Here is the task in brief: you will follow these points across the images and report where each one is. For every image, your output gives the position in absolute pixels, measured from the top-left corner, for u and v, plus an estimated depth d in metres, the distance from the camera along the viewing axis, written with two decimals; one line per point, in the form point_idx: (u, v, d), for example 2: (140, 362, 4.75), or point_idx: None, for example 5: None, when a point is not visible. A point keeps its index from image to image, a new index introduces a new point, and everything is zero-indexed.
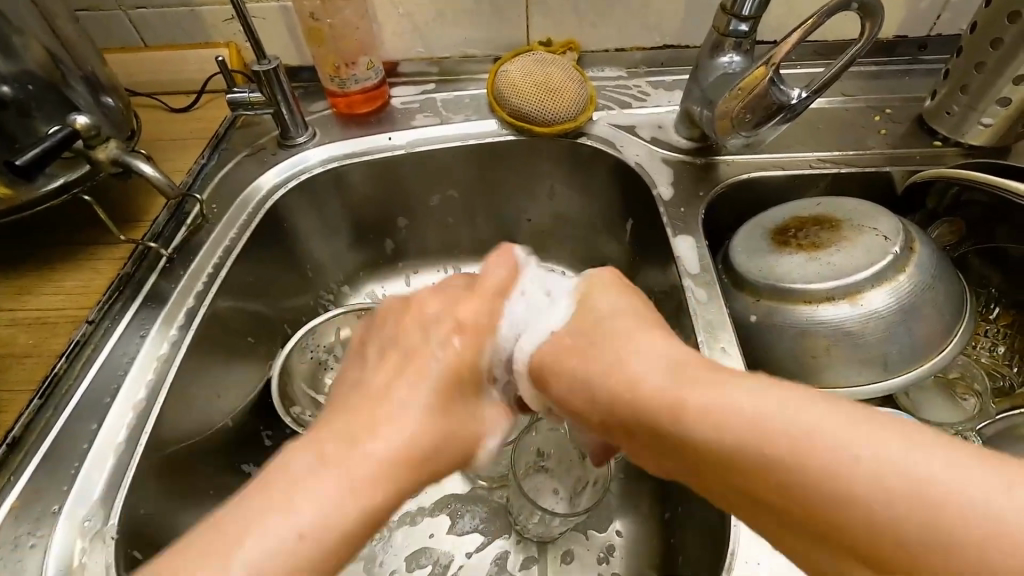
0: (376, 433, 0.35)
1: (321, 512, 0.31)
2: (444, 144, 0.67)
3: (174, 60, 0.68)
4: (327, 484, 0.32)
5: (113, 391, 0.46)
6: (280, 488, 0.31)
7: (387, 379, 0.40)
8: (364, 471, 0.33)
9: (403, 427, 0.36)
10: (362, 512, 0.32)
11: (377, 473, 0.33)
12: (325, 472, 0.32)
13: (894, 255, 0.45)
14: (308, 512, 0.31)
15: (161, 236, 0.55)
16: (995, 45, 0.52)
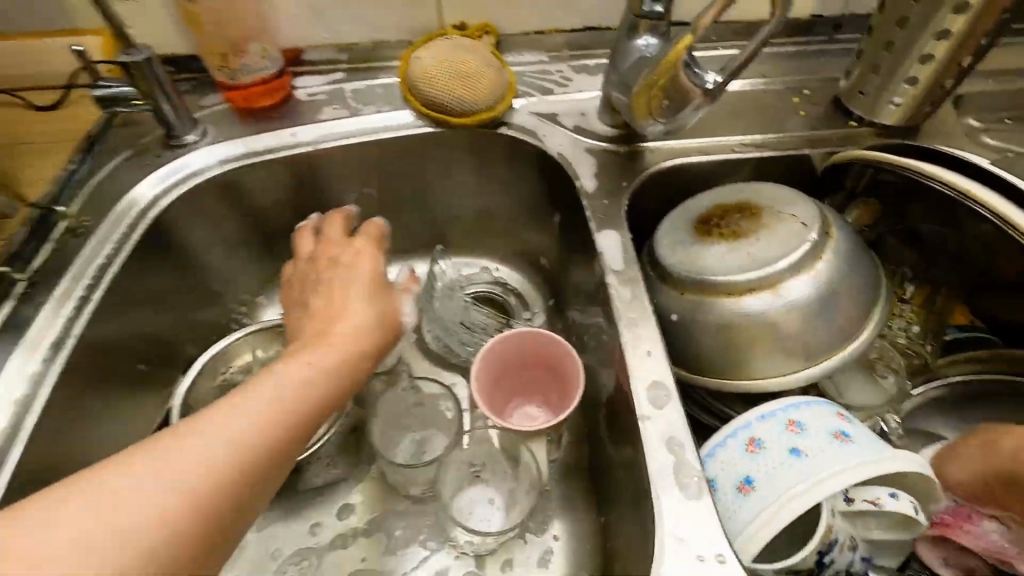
0: (237, 403, 0.35)
1: (161, 488, 0.30)
2: (355, 139, 0.61)
3: (30, 50, 0.59)
4: (201, 434, 0.33)
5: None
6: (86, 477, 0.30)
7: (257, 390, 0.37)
8: (219, 438, 0.33)
9: (270, 396, 0.37)
10: (218, 468, 0.32)
11: (233, 443, 0.33)
12: (200, 423, 0.34)
13: (812, 242, 0.45)
14: (135, 497, 0.29)
15: (19, 257, 0.48)
16: (902, 24, 0.52)
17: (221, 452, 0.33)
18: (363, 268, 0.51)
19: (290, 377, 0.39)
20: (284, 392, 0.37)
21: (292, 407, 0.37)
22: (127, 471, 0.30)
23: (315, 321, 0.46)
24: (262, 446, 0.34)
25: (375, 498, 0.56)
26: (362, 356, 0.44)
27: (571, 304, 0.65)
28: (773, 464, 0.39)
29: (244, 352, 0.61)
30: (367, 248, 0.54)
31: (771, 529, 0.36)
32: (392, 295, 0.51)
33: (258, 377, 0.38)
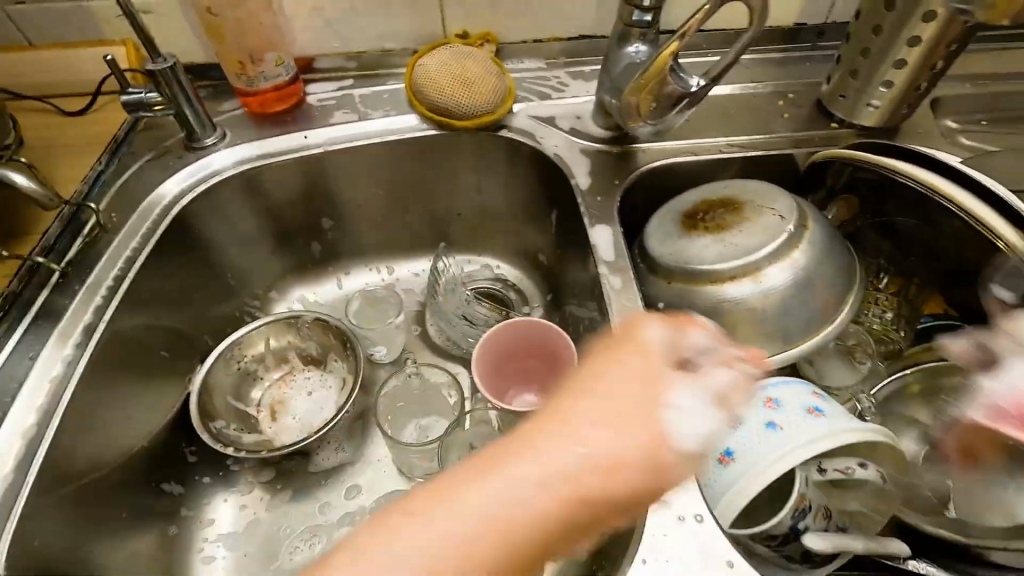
0: (501, 474, 0.30)
1: (445, 560, 0.28)
2: (363, 141, 0.65)
3: (61, 59, 0.64)
4: (429, 521, 0.28)
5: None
6: (400, 516, 0.29)
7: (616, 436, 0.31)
8: (461, 519, 0.28)
9: (554, 457, 0.30)
10: (436, 574, 0.27)
11: (455, 539, 0.28)
12: (424, 514, 0.29)
13: (789, 233, 0.48)
14: (391, 559, 0.27)
15: (53, 249, 0.51)
16: (877, 32, 0.56)
17: (446, 539, 0.28)
18: (634, 364, 0.34)
19: (606, 439, 0.31)
20: (570, 465, 0.30)
21: (587, 488, 0.30)
22: (384, 534, 0.28)
23: (614, 387, 0.33)
24: (552, 521, 0.29)
25: (381, 479, 0.59)
26: (627, 465, 0.31)
27: (566, 298, 0.68)
28: (752, 437, 0.42)
29: (259, 342, 0.64)
30: (617, 345, 0.35)
31: (746, 494, 0.40)
32: (667, 379, 0.33)
33: (572, 419, 0.31)
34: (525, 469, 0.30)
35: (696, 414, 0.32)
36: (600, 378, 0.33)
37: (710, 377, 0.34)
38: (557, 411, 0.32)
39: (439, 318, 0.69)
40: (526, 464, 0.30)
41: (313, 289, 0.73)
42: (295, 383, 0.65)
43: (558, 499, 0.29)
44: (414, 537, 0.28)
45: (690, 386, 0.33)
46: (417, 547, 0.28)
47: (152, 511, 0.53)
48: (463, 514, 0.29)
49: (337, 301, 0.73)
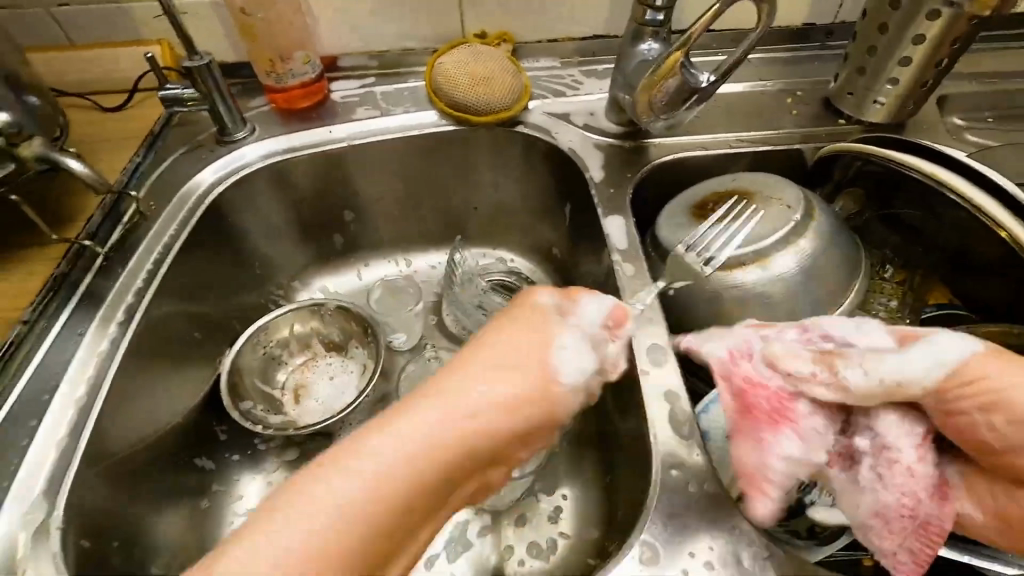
0: (416, 412, 0.34)
1: (385, 475, 0.32)
2: (385, 135, 0.68)
3: (101, 57, 0.67)
4: (375, 446, 0.32)
5: (40, 413, 0.43)
6: (346, 454, 0.32)
7: (452, 385, 0.35)
8: (399, 454, 0.32)
9: (449, 406, 0.34)
10: (393, 492, 0.31)
11: (404, 463, 0.32)
12: (375, 438, 0.33)
13: (796, 222, 0.50)
14: (356, 488, 0.31)
15: (96, 235, 0.54)
16: (882, 30, 0.58)
17: (393, 467, 0.32)
18: (533, 338, 0.37)
19: (510, 387, 0.35)
20: (491, 407, 0.34)
21: (502, 426, 0.35)
22: (329, 468, 0.32)
23: (473, 363, 0.36)
24: (418, 478, 0.32)
25: None
26: (523, 406, 0.35)
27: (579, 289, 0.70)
28: None
29: (284, 328, 0.67)
30: (514, 315, 0.40)
31: None
32: (550, 337, 0.38)
33: (483, 370, 0.36)
34: (424, 417, 0.34)
35: (575, 356, 0.38)
36: (510, 343, 0.37)
37: (593, 332, 0.40)
38: (461, 363, 0.36)
39: (455, 307, 0.71)
40: (404, 427, 0.33)
41: (333, 279, 0.76)
42: (318, 368, 0.68)
43: (484, 434, 0.34)
44: (370, 459, 0.32)
45: (573, 335, 0.39)
46: (377, 470, 0.32)
47: (186, 485, 0.56)
48: (391, 444, 0.33)
49: (356, 291, 0.76)
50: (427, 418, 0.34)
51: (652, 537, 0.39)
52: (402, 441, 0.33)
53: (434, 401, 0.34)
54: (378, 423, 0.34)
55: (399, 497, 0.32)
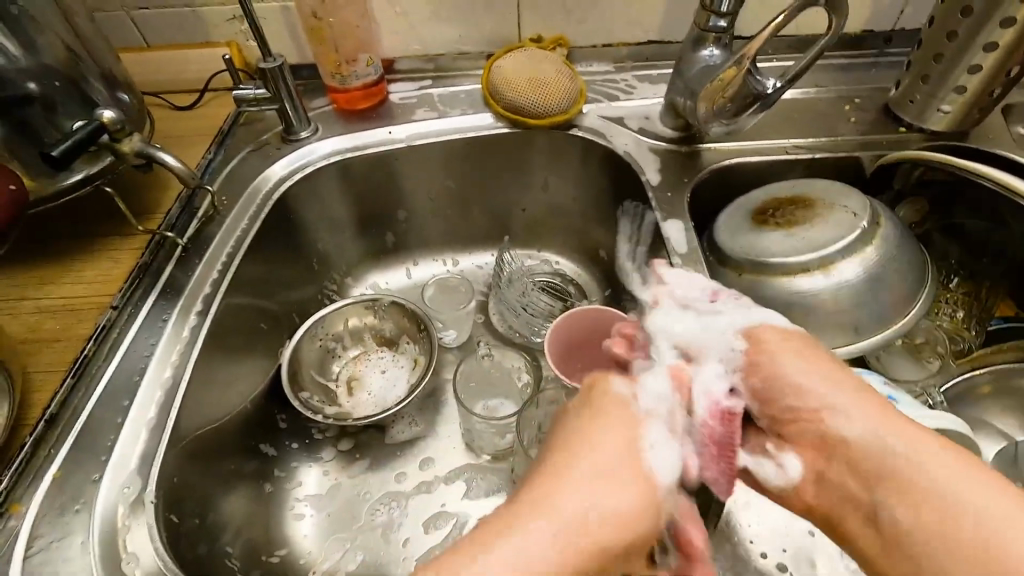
0: (557, 503, 0.34)
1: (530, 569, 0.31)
2: (443, 137, 0.69)
3: (174, 58, 0.70)
4: (532, 535, 0.32)
5: (131, 394, 0.46)
6: (491, 535, 0.33)
7: (583, 464, 0.36)
8: (537, 552, 0.32)
9: (578, 506, 0.34)
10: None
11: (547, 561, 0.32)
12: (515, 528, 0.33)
13: (863, 229, 0.50)
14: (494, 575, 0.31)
15: (175, 227, 0.56)
16: (950, 38, 0.57)
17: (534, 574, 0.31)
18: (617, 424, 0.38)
19: (626, 479, 0.35)
20: (597, 491, 0.35)
21: (614, 518, 0.34)
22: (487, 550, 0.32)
23: (579, 454, 0.36)
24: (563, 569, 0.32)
25: (452, 453, 0.63)
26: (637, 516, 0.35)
27: (627, 293, 0.70)
28: None
29: (339, 323, 0.69)
30: (601, 403, 0.40)
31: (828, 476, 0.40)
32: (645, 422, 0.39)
33: (595, 459, 0.36)
34: (562, 509, 0.34)
35: (664, 453, 0.37)
36: (582, 421, 0.39)
37: (665, 414, 0.40)
38: (571, 453, 0.37)
39: (504, 308, 0.72)
40: (528, 515, 0.33)
41: (384, 276, 0.77)
42: (370, 362, 0.69)
43: (620, 529, 0.34)
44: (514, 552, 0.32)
45: (659, 424, 0.39)
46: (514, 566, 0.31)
47: (250, 469, 0.58)
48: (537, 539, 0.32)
49: (405, 288, 0.77)
50: (545, 519, 0.33)
51: None
52: (554, 526, 0.33)
53: (560, 478, 0.35)
54: (515, 514, 0.34)
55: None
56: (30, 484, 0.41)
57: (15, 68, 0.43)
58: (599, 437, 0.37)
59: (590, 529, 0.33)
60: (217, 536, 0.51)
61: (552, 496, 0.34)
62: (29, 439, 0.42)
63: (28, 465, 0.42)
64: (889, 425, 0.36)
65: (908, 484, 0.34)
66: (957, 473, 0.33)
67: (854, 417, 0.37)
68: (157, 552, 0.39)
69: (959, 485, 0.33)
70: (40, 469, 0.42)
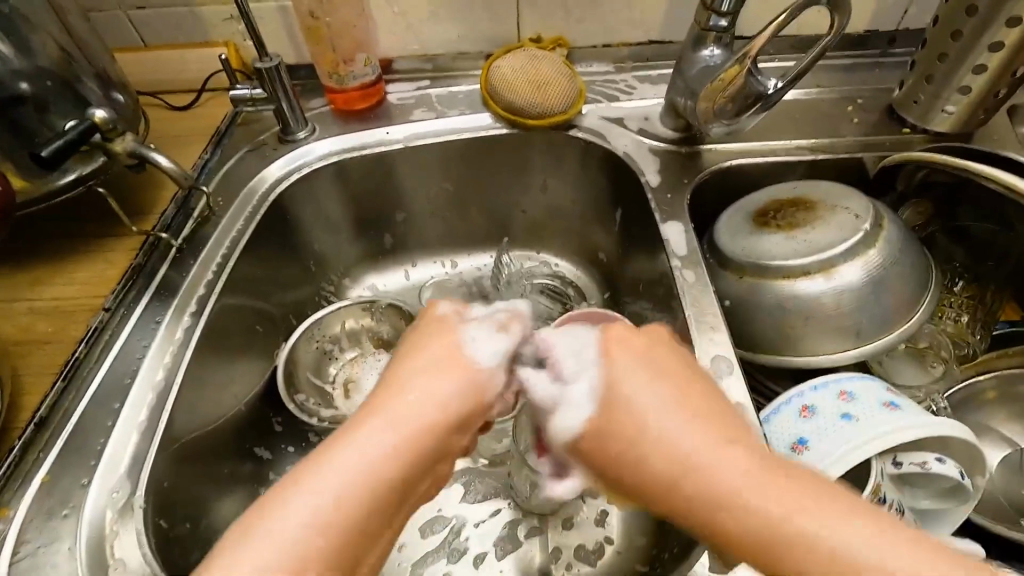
0: (378, 419, 0.34)
1: (354, 475, 0.31)
2: (441, 137, 0.69)
3: (171, 58, 0.70)
4: (366, 445, 0.33)
5: (122, 397, 0.45)
6: (303, 469, 0.32)
7: (408, 368, 0.37)
8: (363, 463, 0.32)
9: (399, 415, 0.34)
10: (386, 476, 0.32)
11: (370, 469, 0.32)
12: (338, 446, 0.32)
13: (866, 232, 0.49)
14: (309, 504, 0.30)
15: (170, 228, 0.56)
16: (955, 37, 0.56)
17: (343, 491, 0.31)
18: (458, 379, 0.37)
19: (462, 386, 0.37)
20: (422, 422, 0.34)
21: (443, 422, 0.35)
22: (316, 466, 0.32)
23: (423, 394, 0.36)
24: (390, 478, 0.32)
25: None
26: (466, 412, 0.37)
27: (626, 294, 0.70)
28: (826, 425, 0.43)
29: (336, 324, 0.69)
30: (423, 330, 0.40)
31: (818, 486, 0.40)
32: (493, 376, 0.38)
33: (419, 371, 0.37)
34: (377, 427, 0.34)
35: (486, 341, 0.40)
36: (421, 361, 0.38)
37: (495, 320, 0.42)
38: (393, 373, 0.37)
39: None
40: (343, 438, 0.33)
41: (383, 278, 0.77)
42: (367, 364, 0.69)
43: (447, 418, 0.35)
44: (344, 468, 0.31)
45: (478, 326, 0.40)
46: (337, 488, 0.31)
47: (244, 472, 0.57)
48: (344, 464, 0.32)
49: (403, 290, 0.77)
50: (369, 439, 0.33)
51: None
52: (387, 433, 0.33)
53: (393, 387, 0.36)
54: (337, 435, 0.33)
55: (365, 503, 0.31)
56: (19, 487, 0.41)
57: (8, 68, 0.43)
58: (431, 343, 0.39)
59: (428, 435, 0.34)
60: (209, 541, 0.50)
61: (364, 419, 0.34)
62: (18, 442, 0.42)
63: (18, 468, 0.41)
64: (760, 476, 0.30)
65: (810, 555, 0.28)
66: (869, 540, 0.27)
67: (717, 464, 0.31)
68: (145, 559, 0.39)
69: (816, 519, 0.28)
70: (28, 472, 0.41)
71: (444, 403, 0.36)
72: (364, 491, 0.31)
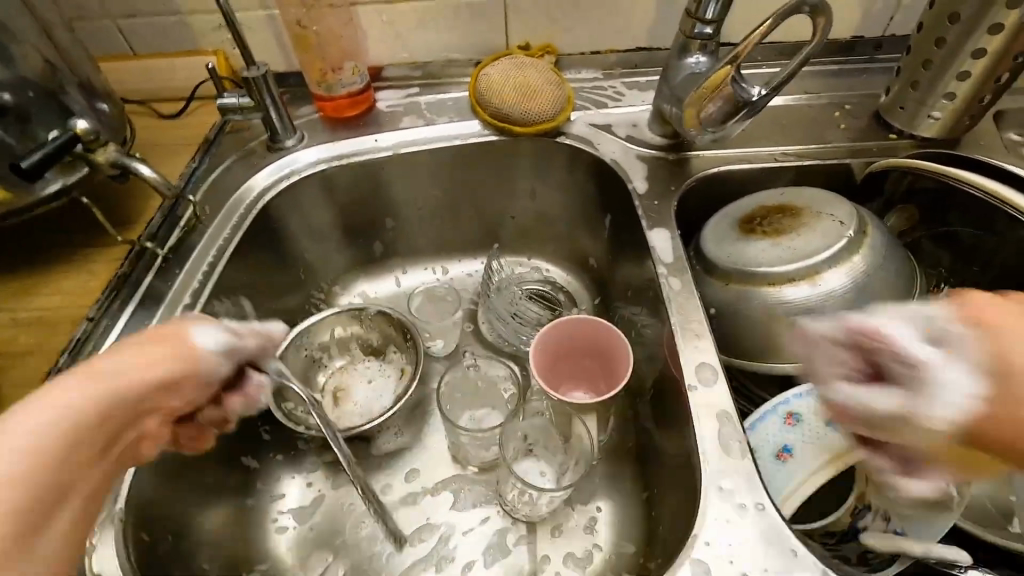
0: (83, 379, 0.31)
1: (44, 435, 0.28)
2: (430, 144, 0.69)
3: (161, 66, 0.70)
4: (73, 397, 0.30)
5: None
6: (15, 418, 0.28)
7: (143, 342, 0.35)
8: (57, 423, 0.29)
9: (106, 387, 0.32)
10: (64, 448, 0.29)
11: (58, 428, 0.29)
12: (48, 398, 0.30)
13: (849, 238, 0.49)
14: (7, 447, 0.27)
15: (156, 237, 0.56)
16: (939, 44, 0.56)
17: (45, 437, 0.28)
18: (164, 370, 0.35)
19: (164, 364, 0.35)
20: (120, 390, 0.32)
21: (130, 392, 0.33)
22: (20, 418, 0.28)
23: (142, 378, 0.33)
24: (52, 450, 0.29)
25: (436, 464, 0.62)
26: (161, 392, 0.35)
27: (616, 300, 0.70)
28: (810, 435, 0.44)
29: (325, 332, 0.68)
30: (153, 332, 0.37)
31: (803, 492, 0.42)
32: (196, 374, 0.37)
33: (134, 346, 0.35)
34: (75, 391, 0.31)
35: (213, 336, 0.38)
36: (160, 351, 0.35)
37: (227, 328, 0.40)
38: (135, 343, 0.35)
39: (492, 315, 0.72)
40: (55, 390, 0.30)
41: (373, 285, 0.77)
42: (357, 371, 0.69)
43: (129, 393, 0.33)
44: (44, 424, 0.29)
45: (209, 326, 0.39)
46: (36, 444, 0.28)
47: (230, 482, 0.57)
48: (45, 416, 0.29)
49: (393, 297, 0.77)
50: (76, 395, 0.30)
51: (700, 556, 0.38)
52: (81, 399, 0.30)
53: (115, 349, 0.34)
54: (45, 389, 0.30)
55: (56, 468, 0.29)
56: None
57: None
58: (153, 324, 0.37)
59: (121, 403, 0.32)
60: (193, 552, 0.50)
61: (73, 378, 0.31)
62: None
63: None
64: None
65: None
66: None
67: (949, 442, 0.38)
68: None
69: None
70: None
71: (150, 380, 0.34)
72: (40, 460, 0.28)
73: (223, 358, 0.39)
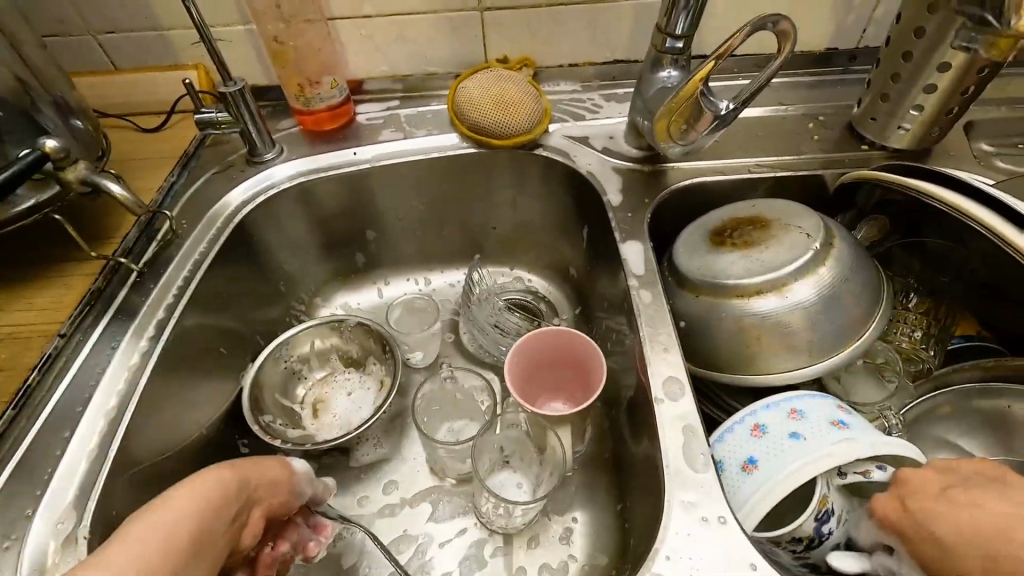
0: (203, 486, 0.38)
1: (180, 522, 0.35)
2: (407, 157, 0.69)
3: (142, 82, 0.71)
4: (203, 490, 0.37)
5: (73, 425, 0.45)
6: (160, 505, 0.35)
7: (255, 465, 0.44)
8: (186, 515, 0.35)
9: (232, 491, 0.40)
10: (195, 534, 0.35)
11: (186, 522, 0.35)
12: (181, 493, 0.37)
13: (816, 251, 0.50)
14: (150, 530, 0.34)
15: (131, 252, 0.56)
16: (906, 58, 0.57)
17: (175, 527, 0.34)
18: (267, 477, 0.44)
19: (269, 483, 0.44)
20: (228, 492, 0.39)
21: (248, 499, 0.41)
22: (158, 512, 0.35)
23: (257, 475, 0.43)
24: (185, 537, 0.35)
25: (414, 475, 0.63)
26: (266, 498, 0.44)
27: (595, 310, 0.70)
28: (775, 446, 0.43)
29: (305, 343, 0.69)
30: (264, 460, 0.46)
31: (767, 504, 0.41)
32: (284, 493, 0.46)
33: (244, 464, 0.43)
34: (213, 479, 0.39)
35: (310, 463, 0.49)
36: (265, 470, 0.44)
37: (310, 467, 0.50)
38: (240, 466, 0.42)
39: (472, 325, 0.71)
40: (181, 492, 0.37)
41: (355, 296, 0.77)
42: (336, 383, 0.69)
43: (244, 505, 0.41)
44: (173, 517, 0.35)
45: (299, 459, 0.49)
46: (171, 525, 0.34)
47: None
48: (175, 511, 0.35)
49: (374, 308, 0.77)
50: (218, 478, 0.39)
51: (661, 569, 0.39)
52: (209, 495, 0.37)
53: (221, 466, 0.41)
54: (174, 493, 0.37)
55: (186, 538, 0.35)
56: None
57: None
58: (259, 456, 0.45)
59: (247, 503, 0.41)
60: None
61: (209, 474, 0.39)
62: None
63: None
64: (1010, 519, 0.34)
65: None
66: None
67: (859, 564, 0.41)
68: None
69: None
70: None
71: (262, 489, 0.43)
72: (177, 535, 0.34)
73: (303, 482, 0.48)
